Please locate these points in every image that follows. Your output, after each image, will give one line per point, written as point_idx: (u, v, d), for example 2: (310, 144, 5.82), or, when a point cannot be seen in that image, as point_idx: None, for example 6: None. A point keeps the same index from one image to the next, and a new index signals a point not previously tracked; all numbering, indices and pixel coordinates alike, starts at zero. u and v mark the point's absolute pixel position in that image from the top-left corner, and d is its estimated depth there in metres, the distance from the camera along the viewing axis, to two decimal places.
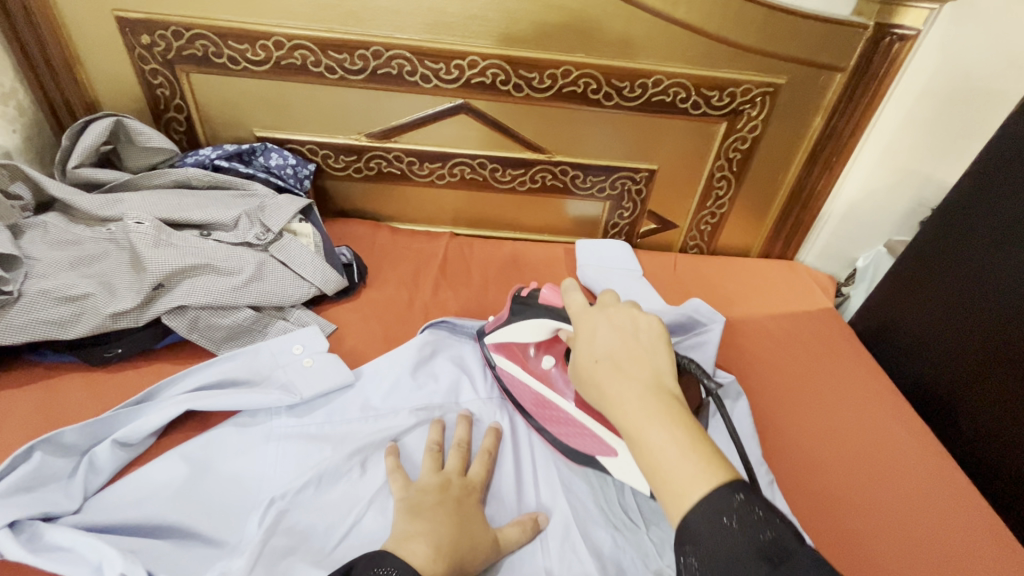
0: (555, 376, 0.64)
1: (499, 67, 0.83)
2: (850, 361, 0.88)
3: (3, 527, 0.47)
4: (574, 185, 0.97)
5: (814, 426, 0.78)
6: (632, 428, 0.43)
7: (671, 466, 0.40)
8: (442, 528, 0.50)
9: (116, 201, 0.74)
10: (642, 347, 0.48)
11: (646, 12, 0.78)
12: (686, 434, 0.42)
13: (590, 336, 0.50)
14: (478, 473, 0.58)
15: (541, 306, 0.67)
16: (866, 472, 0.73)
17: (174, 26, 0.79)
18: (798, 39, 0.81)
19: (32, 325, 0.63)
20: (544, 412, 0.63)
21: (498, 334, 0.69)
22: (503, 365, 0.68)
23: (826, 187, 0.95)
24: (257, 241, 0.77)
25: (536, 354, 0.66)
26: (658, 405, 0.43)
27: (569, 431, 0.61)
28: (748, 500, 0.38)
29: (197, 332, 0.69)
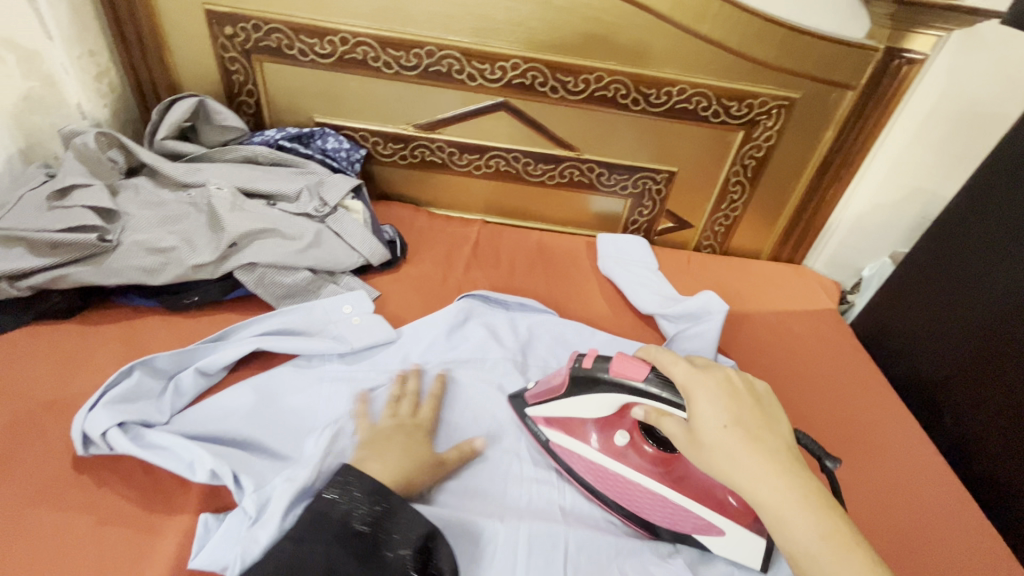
0: (630, 453, 0.65)
1: (539, 70, 0.91)
2: (846, 359, 0.95)
3: (114, 426, 0.57)
4: (599, 182, 1.05)
5: (811, 413, 0.85)
6: (781, 510, 0.49)
7: (823, 552, 0.47)
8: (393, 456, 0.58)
9: (196, 169, 0.85)
10: (763, 421, 0.53)
11: (674, 27, 0.86)
12: (827, 518, 0.48)
13: (712, 406, 0.53)
14: (427, 413, 0.67)
15: (611, 378, 0.60)
16: (857, 458, 0.80)
17: (254, 20, 0.90)
18: (815, 60, 0.88)
19: (127, 270, 0.73)
20: (621, 490, 0.64)
21: (554, 409, 0.67)
22: (563, 443, 0.67)
23: (835, 197, 1.03)
24: (315, 213, 0.86)
25: (603, 432, 0.67)
26: (800, 489, 0.49)
27: (658, 509, 0.62)
28: None
29: (262, 287, 0.79)
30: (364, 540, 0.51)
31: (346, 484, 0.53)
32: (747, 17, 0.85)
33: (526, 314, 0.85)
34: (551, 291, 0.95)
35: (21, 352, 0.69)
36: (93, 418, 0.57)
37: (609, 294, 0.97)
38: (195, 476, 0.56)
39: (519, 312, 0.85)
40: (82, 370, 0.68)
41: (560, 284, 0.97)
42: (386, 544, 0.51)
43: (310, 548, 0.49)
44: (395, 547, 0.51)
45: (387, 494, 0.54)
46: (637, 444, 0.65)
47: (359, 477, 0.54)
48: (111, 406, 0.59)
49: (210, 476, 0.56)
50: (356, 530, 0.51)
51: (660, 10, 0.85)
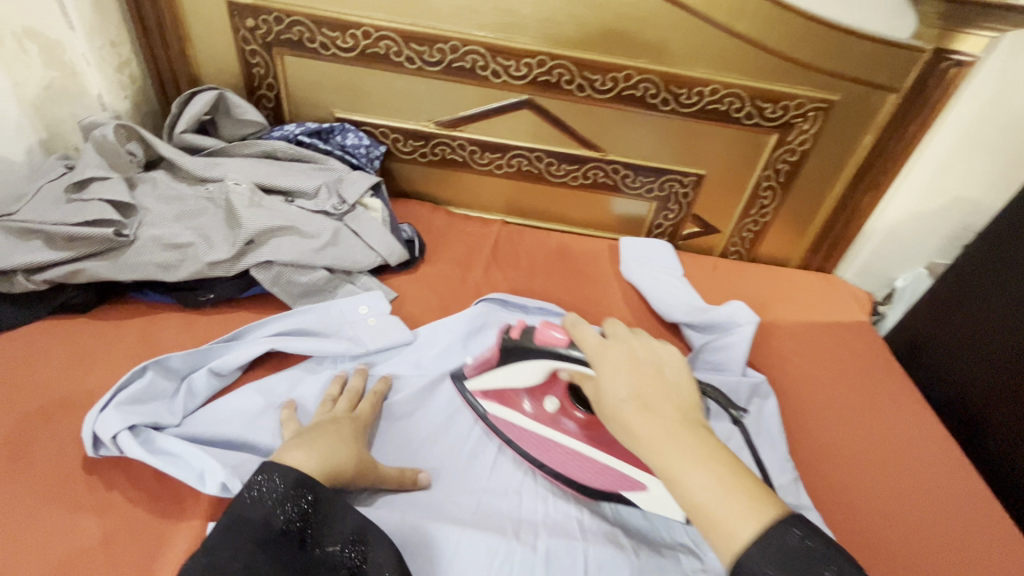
0: (560, 418, 0.68)
1: (566, 68, 0.88)
2: (879, 371, 0.91)
3: (126, 429, 0.55)
4: (623, 184, 1.02)
5: (836, 424, 0.82)
6: (673, 465, 0.46)
7: (717, 503, 0.43)
8: (324, 446, 0.55)
9: (215, 164, 0.83)
10: (667, 384, 0.52)
11: (708, 24, 0.82)
12: (726, 471, 0.45)
13: (615, 374, 0.53)
14: (364, 409, 0.64)
15: (538, 346, 0.63)
16: (880, 473, 0.77)
17: (276, 13, 0.88)
18: (852, 59, 0.84)
19: (144, 266, 0.72)
20: (553, 454, 0.66)
21: (486, 377, 0.69)
22: (497, 412, 0.69)
23: (871, 204, 0.98)
24: (334, 211, 0.84)
25: (534, 399, 0.69)
26: (697, 443, 0.47)
27: (588, 470, 0.64)
28: (804, 532, 0.41)
29: (279, 286, 0.77)
30: (293, 539, 0.48)
31: (267, 479, 0.49)
32: (788, 15, 0.81)
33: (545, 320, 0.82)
34: (571, 295, 0.93)
35: (35, 345, 0.68)
36: (104, 420, 0.56)
37: (632, 299, 0.94)
38: (205, 488, 0.54)
39: (538, 316, 0.83)
40: (96, 365, 0.67)
41: (581, 288, 0.94)
42: (313, 541, 0.49)
43: (229, 552, 0.45)
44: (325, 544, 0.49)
45: (314, 485, 0.50)
46: (567, 410, 0.68)
47: (282, 468, 0.50)
48: (123, 407, 0.58)
49: (221, 489, 0.54)
50: (281, 530, 0.47)
51: (694, 6, 0.81)
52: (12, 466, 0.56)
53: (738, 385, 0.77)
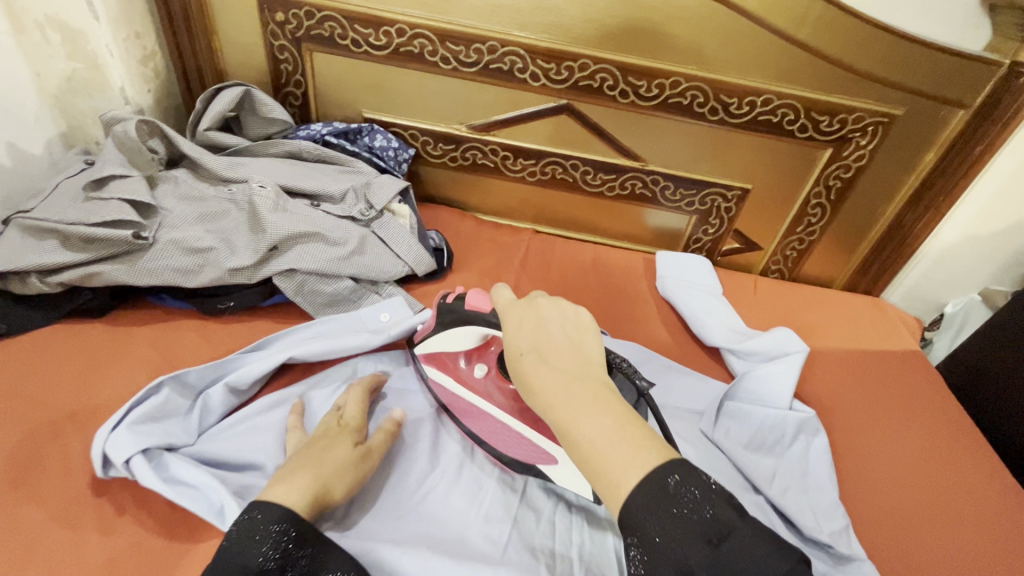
0: (489, 385, 0.65)
1: (609, 72, 0.83)
2: (930, 392, 0.86)
3: (139, 454, 0.51)
4: (662, 196, 0.97)
5: (879, 441, 0.78)
6: (562, 414, 0.42)
7: (606, 450, 0.39)
8: (323, 470, 0.51)
9: (239, 163, 0.79)
10: (567, 337, 0.47)
11: (765, 29, 0.77)
12: (623, 422, 0.41)
13: (513, 330, 0.48)
14: (356, 415, 0.60)
15: (467, 311, 0.66)
16: (918, 491, 0.73)
17: (307, 7, 0.84)
18: (918, 70, 0.78)
19: (162, 270, 0.68)
20: (480, 422, 0.64)
21: (428, 343, 0.69)
22: (434, 377, 0.68)
23: (928, 227, 0.92)
24: (361, 217, 0.80)
25: (469, 363, 0.67)
26: (589, 390, 0.43)
27: (506, 441, 0.62)
28: (681, 479, 0.38)
29: (301, 295, 0.74)
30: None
31: (254, 521, 0.44)
32: (855, 21, 0.75)
33: None
34: (607, 314, 0.88)
35: (47, 349, 0.65)
36: (116, 441, 0.52)
37: (669, 319, 0.89)
38: (224, 524, 0.50)
39: None
40: (108, 375, 0.64)
41: (616, 305, 0.89)
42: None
43: None
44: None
45: (302, 522, 0.46)
46: (498, 379, 0.65)
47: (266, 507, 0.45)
48: (137, 427, 0.54)
49: None
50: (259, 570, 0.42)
51: (752, 10, 0.76)
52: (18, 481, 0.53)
53: (784, 420, 0.70)
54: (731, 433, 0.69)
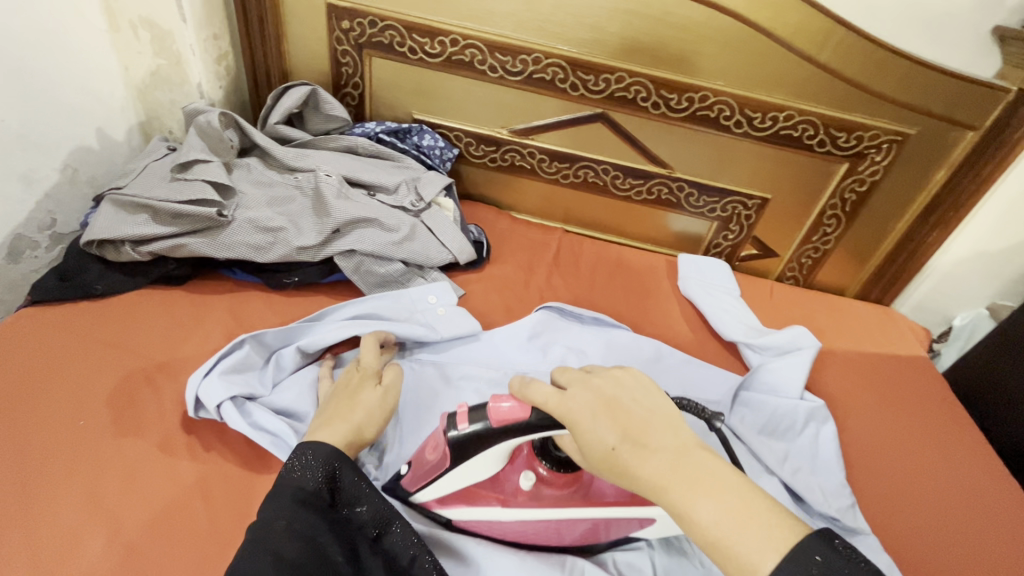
0: (532, 494, 0.60)
1: (643, 85, 0.91)
2: (937, 397, 0.91)
3: (227, 400, 0.61)
4: (686, 202, 1.04)
5: (887, 438, 0.84)
6: (680, 501, 0.42)
7: (733, 530, 0.40)
8: (354, 414, 0.58)
9: (304, 155, 0.88)
10: (645, 411, 0.47)
11: (790, 51, 0.84)
12: (738, 497, 0.42)
13: (592, 422, 0.47)
14: (370, 360, 0.66)
15: (499, 428, 0.54)
16: (925, 487, 0.78)
17: (371, 17, 0.93)
18: (932, 93, 0.84)
19: (238, 245, 0.76)
20: (546, 529, 0.60)
21: (439, 486, 0.59)
22: (466, 515, 0.61)
23: (938, 241, 0.97)
24: (411, 207, 0.88)
25: (505, 481, 0.61)
26: (696, 469, 0.43)
27: (584, 530, 0.60)
28: (825, 558, 0.38)
29: (358, 274, 0.81)
30: (323, 497, 0.52)
31: (305, 458, 0.52)
32: (875, 48, 0.82)
33: (602, 329, 0.85)
34: (630, 308, 0.94)
35: (137, 312, 0.73)
36: (207, 386, 0.61)
37: (689, 315, 0.95)
38: None
39: (594, 325, 0.85)
40: (191, 337, 0.72)
41: (640, 301, 0.96)
42: (341, 502, 0.53)
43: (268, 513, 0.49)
44: (347, 505, 0.53)
45: (344, 459, 0.54)
46: (541, 479, 0.60)
47: (317, 448, 0.53)
48: (225, 377, 0.63)
49: None
50: (312, 491, 0.51)
51: (778, 33, 0.83)
52: (122, 425, 0.61)
53: (795, 410, 0.75)
54: (745, 419, 0.76)
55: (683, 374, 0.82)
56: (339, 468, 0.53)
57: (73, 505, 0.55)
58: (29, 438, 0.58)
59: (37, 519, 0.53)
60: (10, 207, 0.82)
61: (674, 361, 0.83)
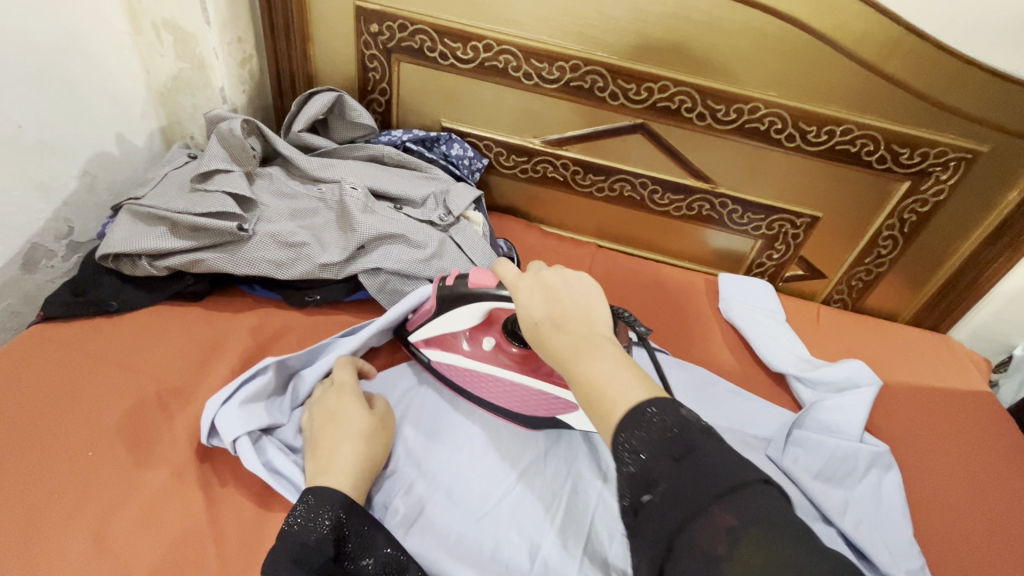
0: (494, 355, 0.70)
1: (688, 95, 0.85)
2: (1005, 436, 0.83)
3: (245, 435, 0.57)
4: (729, 218, 0.98)
5: (953, 481, 0.77)
6: (570, 359, 0.45)
7: (607, 388, 0.42)
8: (339, 457, 0.54)
9: (329, 164, 0.83)
10: (576, 301, 0.50)
11: (852, 60, 0.77)
12: (620, 369, 0.43)
13: (527, 301, 0.51)
14: (345, 374, 0.63)
15: (472, 288, 0.65)
16: (996, 539, 0.71)
17: (401, 20, 0.89)
18: (1006, 107, 0.77)
19: (259, 261, 0.73)
20: (493, 390, 0.69)
21: (425, 326, 0.71)
22: (434, 355, 0.71)
23: (1005, 265, 0.90)
24: (439, 222, 0.83)
25: (473, 338, 0.71)
26: (597, 342, 0.46)
27: (525, 401, 0.68)
28: (657, 410, 0.39)
29: (383, 293, 0.77)
30: (328, 552, 0.49)
31: (307, 505, 0.50)
32: (946, 57, 0.75)
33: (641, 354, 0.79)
34: (668, 331, 0.89)
35: (152, 330, 0.69)
36: (226, 414, 0.58)
37: (732, 341, 0.89)
38: None
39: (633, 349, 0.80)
40: (208, 359, 0.68)
41: (678, 324, 0.90)
42: (347, 555, 0.50)
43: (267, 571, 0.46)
44: (353, 558, 0.50)
45: (349, 508, 0.51)
46: (503, 346, 0.70)
47: (321, 495, 0.50)
48: (245, 407, 0.59)
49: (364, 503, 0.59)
50: (314, 547, 0.48)
51: (840, 40, 0.76)
52: (133, 455, 0.57)
53: (856, 453, 0.69)
54: (800, 461, 0.69)
55: (728, 406, 0.76)
56: (344, 515, 0.50)
57: (80, 545, 0.51)
58: (37, 469, 0.55)
59: (41, 561, 0.49)
60: (26, 215, 0.79)
61: (718, 393, 0.77)
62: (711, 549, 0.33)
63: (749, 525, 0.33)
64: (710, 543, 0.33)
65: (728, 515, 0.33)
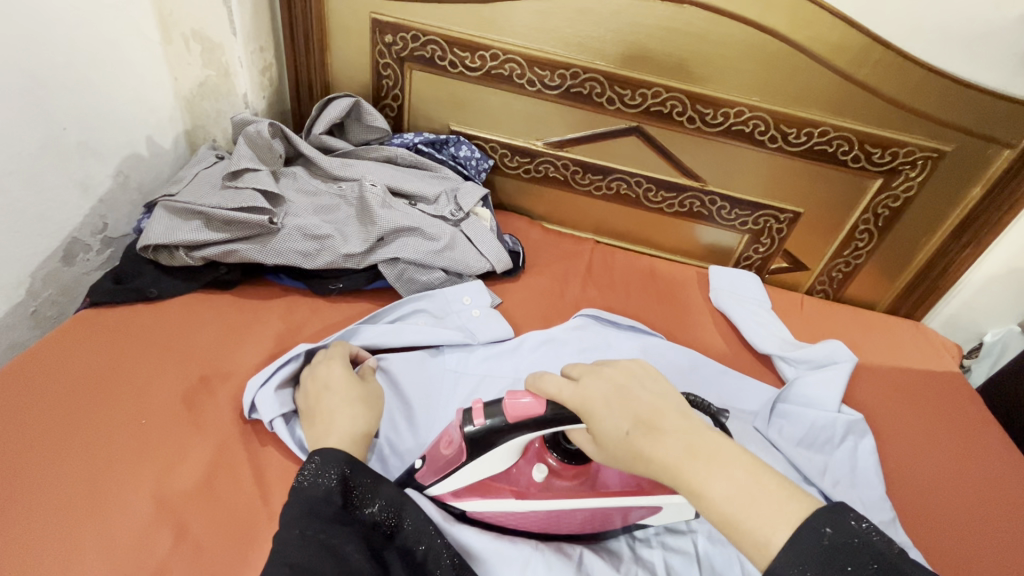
0: (548, 485, 0.60)
1: (679, 100, 0.92)
2: (972, 412, 0.91)
3: (278, 417, 0.63)
4: (718, 214, 1.05)
5: (925, 452, 0.84)
6: (696, 482, 0.45)
7: (745, 502, 0.43)
8: (338, 418, 0.60)
9: (348, 164, 0.90)
10: (654, 400, 0.51)
11: (828, 69, 0.85)
12: (749, 475, 0.45)
13: (608, 409, 0.50)
14: (338, 348, 0.70)
15: (517, 421, 0.55)
16: (963, 502, 0.78)
17: (414, 31, 0.96)
18: (967, 111, 0.85)
19: (287, 252, 0.79)
20: (564, 522, 0.60)
21: (460, 480, 0.59)
22: (478, 508, 0.60)
23: (970, 257, 0.98)
24: (451, 217, 0.90)
25: (520, 475, 0.62)
26: (710, 446, 0.47)
27: (594, 520, 0.61)
28: (835, 531, 0.40)
29: (400, 282, 0.84)
30: (338, 496, 0.53)
31: (314, 464, 0.54)
32: (911, 66, 0.83)
33: (639, 337, 0.86)
34: (663, 318, 0.95)
35: (189, 316, 0.76)
36: (263, 396, 0.64)
37: (722, 327, 0.96)
38: None
39: (632, 332, 0.87)
40: (241, 342, 0.74)
41: (672, 311, 0.97)
42: (355, 502, 0.54)
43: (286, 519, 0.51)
44: (359, 508, 0.54)
45: (354, 463, 0.55)
46: (556, 472, 0.60)
47: (327, 455, 0.55)
48: (279, 391, 0.66)
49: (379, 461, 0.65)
50: (325, 497, 0.53)
51: (815, 51, 0.84)
52: (180, 427, 0.63)
53: (833, 422, 0.76)
54: (783, 431, 0.76)
55: (719, 385, 0.82)
56: (349, 470, 0.55)
57: (137, 501, 0.57)
58: (95, 438, 0.61)
59: (107, 518, 0.55)
60: (66, 212, 0.85)
61: (711, 372, 0.84)
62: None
63: None
64: None
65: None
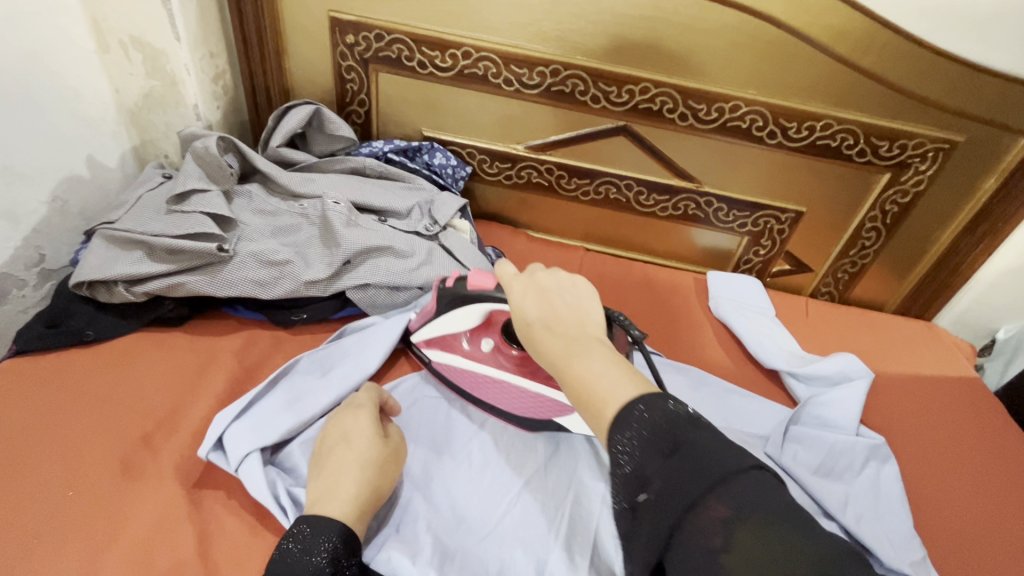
0: (491, 357, 0.69)
1: (669, 96, 0.85)
2: (996, 421, 0.84)
3: (248, 455, 0.57)
4: (714, 216, 0.98)
5: (951, 470, 0.77)
6: (564, 367, 0.45)
7: (599, 385, 0.42)
8: (344, 480, 0.52)
9: (309, 179, 0.81)
10: (567, 304, 0.50)
11: (831, 57, 0.78)
12: (613, 369, 0.43)
13: (521, 301, 0.51)
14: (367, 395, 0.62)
15: (472, 291, 0.66)
16: (996, 524, 0.71)
17: (378, 30, 0.87)
18: (980, 97, 0.78)
19: (241, 282, 0.70)
20: (491, 389, 0.69)
21: (426, 329, 0.72)
22: (438, 357, 0.73)
23: (984, 253, 0.91)
24: (425, 231, 0.82)
25: (472, 339, 0.71)
26: (589, 345, 0.46)
27: (524, 403, 0.68)
28: (646, 407, 0.38)
29: (373, 308, 0.76)
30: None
31: (304, 537, 0.47)
32: (920, 50, 0.76)
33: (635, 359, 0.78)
34: (660, 332, 0.88)
35: (133, 360, 0.67)
36: (236, 431, 0.60)
37: (725, 340, 0.89)
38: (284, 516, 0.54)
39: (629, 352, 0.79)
40: (191, 387, 0.66)
41: (670, 324, 0.90)
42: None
43: None
44: None
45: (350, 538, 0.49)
46: (502, 348, 0.69)
47: (324, 523, 0.48)
48: (257, 421, 0.61)
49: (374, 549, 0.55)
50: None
51: (816, 37, 0.77)
52: (116, 495, 0.55)
53: (853, 446, 0.70)
54: (798, 457, 0.69)
55: (724, 407, 0.75)
56: (343, 548, 0.48)
57: None
58: (14, 513, 0.52)
59: None
60: None
61: (716, 393, 0.77)
62: (710, 543, 0.32)
63: (742, 513, 0.32)
64: (707, 536, 0.32)
65: (720, 506, 0.32)
